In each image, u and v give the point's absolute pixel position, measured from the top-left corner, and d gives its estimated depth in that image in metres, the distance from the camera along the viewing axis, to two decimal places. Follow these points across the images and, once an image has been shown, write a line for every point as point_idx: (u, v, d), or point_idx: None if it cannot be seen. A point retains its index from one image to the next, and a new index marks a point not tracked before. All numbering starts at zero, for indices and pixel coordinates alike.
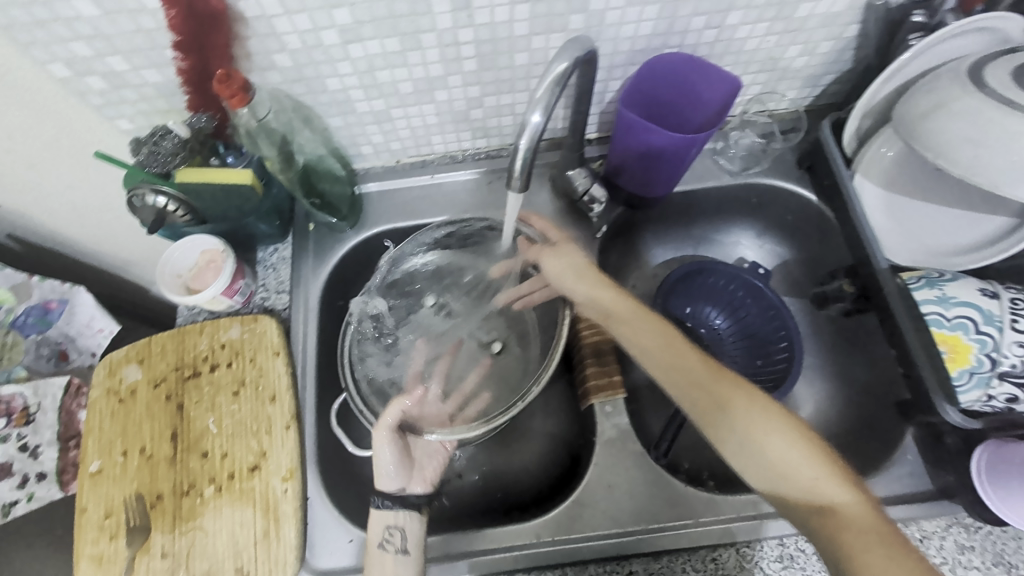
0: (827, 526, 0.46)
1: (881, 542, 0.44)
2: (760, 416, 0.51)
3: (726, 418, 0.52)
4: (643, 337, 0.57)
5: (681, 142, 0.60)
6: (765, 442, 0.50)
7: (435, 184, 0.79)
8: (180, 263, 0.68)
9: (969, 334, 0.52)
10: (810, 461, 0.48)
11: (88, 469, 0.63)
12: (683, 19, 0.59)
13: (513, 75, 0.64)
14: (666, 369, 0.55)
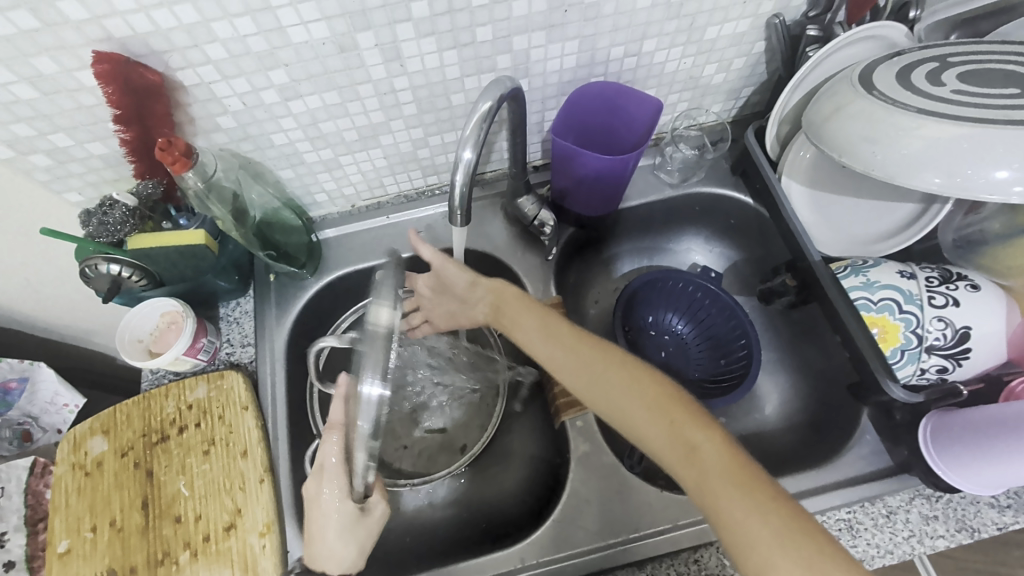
0: (689, 475, 0.48)
1: (733, 484, 0.46)
2: (621, 381, 0.53)
3: (598, 383, 0.55)
4: (522, 322, 0.61)
5: (614, 162, 0.64)
6: (627, 404, 0.53)
7: (392, 224, 0.80)
8: (140, 329, 0.68)
9: (895, 315, 0.56)
10: (675, 412, 0.51)
11: (56, 550, 0.61)
12: (603, 50, 0.64)
13: (453, 114, 0.68)
14: (543, 348, 0.59)
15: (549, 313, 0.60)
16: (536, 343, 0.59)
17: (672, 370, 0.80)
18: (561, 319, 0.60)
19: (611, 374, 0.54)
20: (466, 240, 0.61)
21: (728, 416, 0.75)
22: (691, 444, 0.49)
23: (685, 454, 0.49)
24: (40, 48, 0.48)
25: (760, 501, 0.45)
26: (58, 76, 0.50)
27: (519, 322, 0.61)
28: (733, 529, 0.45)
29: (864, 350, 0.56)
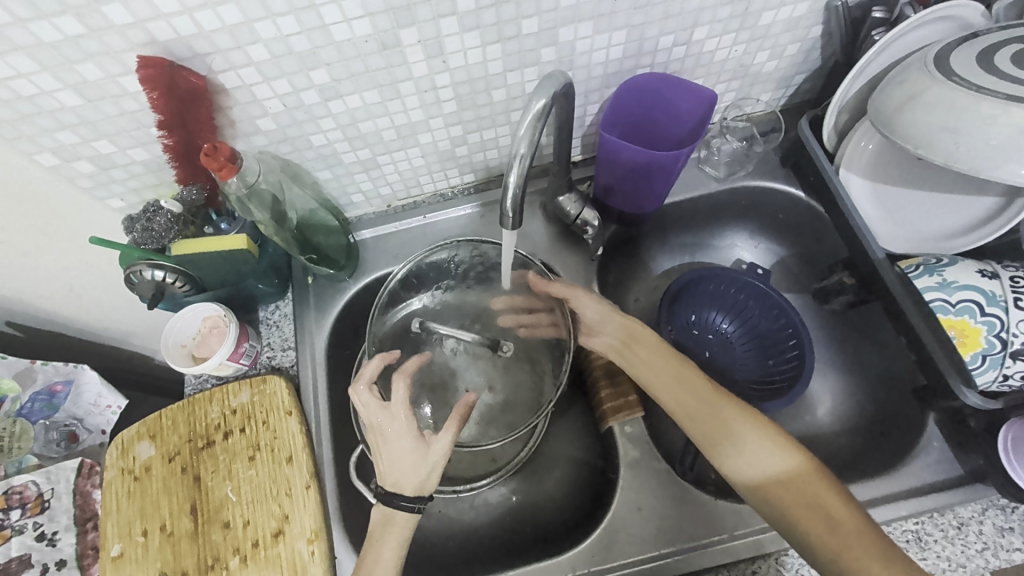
0: (829, 545, 0.50)
1: (877, 558, 0.48)
2: (765, 442, 0.54)
3: (736, 438, 0.55)
4: (654, 364, 0.60)
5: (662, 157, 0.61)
6: (770, 466, 0.53)
7: (429, 224, 0.79)
8: (183, 333, 0.68)
9: (976, 318, 0.52)
10: (817, 481, 0.52)
11: (109, 554, 0.62)
12: (651, 39, 0.61)
13: (493, 110, 0.66)
14: (676, 394, 0.58)
15: (681, 362, 0.60)
16: (665, 384, 0.59)
17: (718, 370, 0.78)
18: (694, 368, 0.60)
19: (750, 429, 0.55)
20: (514, 244, 0.59)
21: (778, 418, 0.72)
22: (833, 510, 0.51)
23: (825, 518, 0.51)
24: (86, 54, 0.47)
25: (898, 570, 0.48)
26: (102, 82, 0.50)
27: (646, 357, 0.61)
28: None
29: (939, 356, 0.54)
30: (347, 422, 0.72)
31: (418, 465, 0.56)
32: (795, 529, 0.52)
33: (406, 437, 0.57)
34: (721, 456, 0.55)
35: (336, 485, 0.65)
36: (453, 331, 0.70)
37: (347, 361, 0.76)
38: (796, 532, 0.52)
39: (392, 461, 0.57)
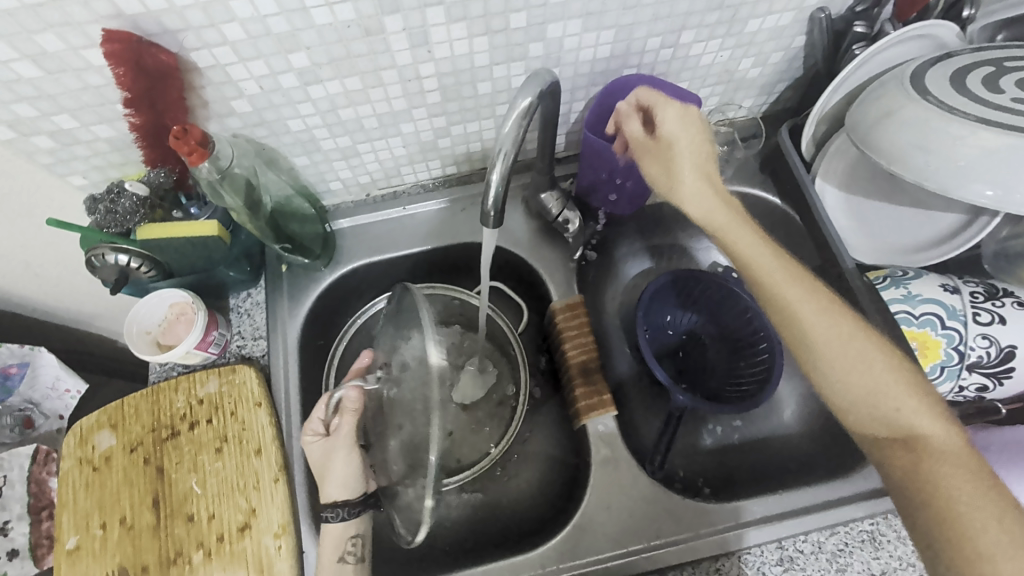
0: (913, 465, 0.44)
1: (979, 486, 0.42)
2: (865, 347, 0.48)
3: (835, 341, 0.49)
4: (746, 246, 0.53)
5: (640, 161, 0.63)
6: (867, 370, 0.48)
7: (407, 215, 0.78)
8: (148, 320, 0.65)
9: (937, 330, 0.55)
10: (918, 398, 0.46)
11: (64, 547, 0.60)
12: (639, 40, 0.60)
13: (477, 103, 0.65)
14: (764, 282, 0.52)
15: (794, 279, 0.51)
16: (758, 264, 0.52)
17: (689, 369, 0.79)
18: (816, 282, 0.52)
19: (864, 354, 0.48)
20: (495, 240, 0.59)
21: (745, 419, 0.74)
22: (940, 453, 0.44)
23: (914, 459, 0.45)
24: (46, 24, 0.44)
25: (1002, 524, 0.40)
26: (64, 54, 0.47)
27: (762, 255, 0.52)
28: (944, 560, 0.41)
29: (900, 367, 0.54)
30: None
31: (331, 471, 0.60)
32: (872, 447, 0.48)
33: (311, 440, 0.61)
34: (811, 369, 0.50)
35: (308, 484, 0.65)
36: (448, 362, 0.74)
37: (320, 352, 0.75)
38: (878, 452, 0.47)
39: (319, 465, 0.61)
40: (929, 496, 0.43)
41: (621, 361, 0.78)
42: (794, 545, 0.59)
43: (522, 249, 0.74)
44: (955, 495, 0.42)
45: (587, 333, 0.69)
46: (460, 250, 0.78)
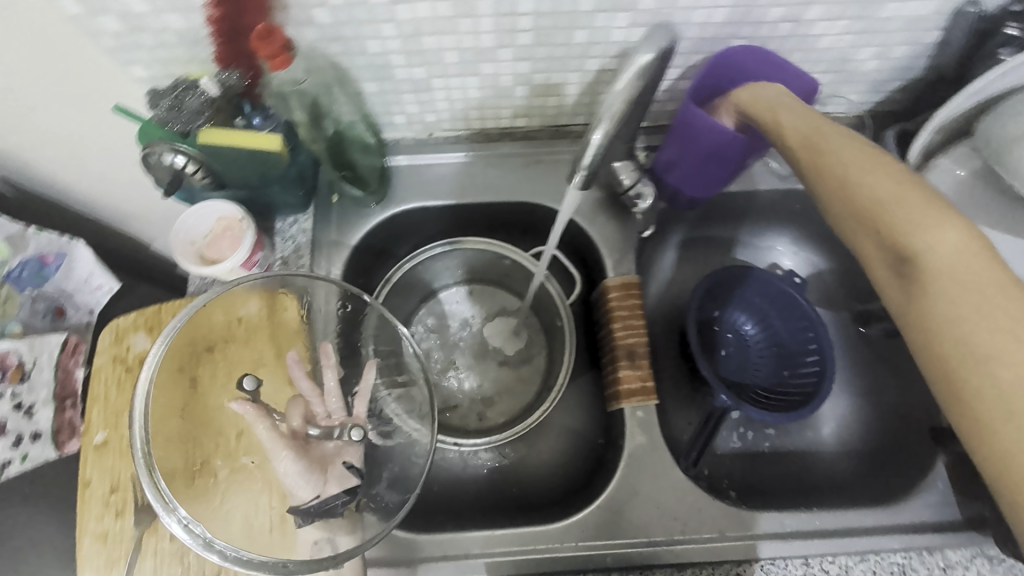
0: (915, 277, 0.43)
1: (977, 295, 0.40)
2: (868, 170, 0.47)
3: (844, 179, 0.48)
4: (764, 103, 0.54)
5: (685, 122, 0.59)
6: (870, 194, 0.46)
7: (468, 163, 0.73)
8: (195, 230, 0.63)
9: None
10: (925, 212, 0.44)
11: (92, 441, 0.60)
12: (760, 9, 0.54)
13: (568, 53, 0.59)
14: (779, 131, 0.53)
15: (819, 127, 0.51)
16: (775, 116, 0.53)
17: (733, 370, 0.76)
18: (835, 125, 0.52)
19: (879, 183, 0.46)
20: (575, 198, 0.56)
21: (779, 428, 0.72)
22: (937, 274, 0.41)
23: (910, 284, 0.43)
24: None
25: (999, 333, 0.38)
26: None
27: (779, 109, 0.53)
28: (951, 395, 0.40)
29: None
30: None
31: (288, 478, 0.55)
32: (883, 274, 0.46)
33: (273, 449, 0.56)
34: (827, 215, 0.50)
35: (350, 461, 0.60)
36: (478, 322, 0.78)
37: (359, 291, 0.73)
38: (883, 281, 0.46)
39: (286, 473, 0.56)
40: (922, 318, 0.42)
41: (664, 349, 0.75)
42: (819, 564, 0.58)
43: (583, 217, 0.70)
44: (944, 315, 0.41)
45: (638, 315, 0.66)
46: (515, 208, 0.74)
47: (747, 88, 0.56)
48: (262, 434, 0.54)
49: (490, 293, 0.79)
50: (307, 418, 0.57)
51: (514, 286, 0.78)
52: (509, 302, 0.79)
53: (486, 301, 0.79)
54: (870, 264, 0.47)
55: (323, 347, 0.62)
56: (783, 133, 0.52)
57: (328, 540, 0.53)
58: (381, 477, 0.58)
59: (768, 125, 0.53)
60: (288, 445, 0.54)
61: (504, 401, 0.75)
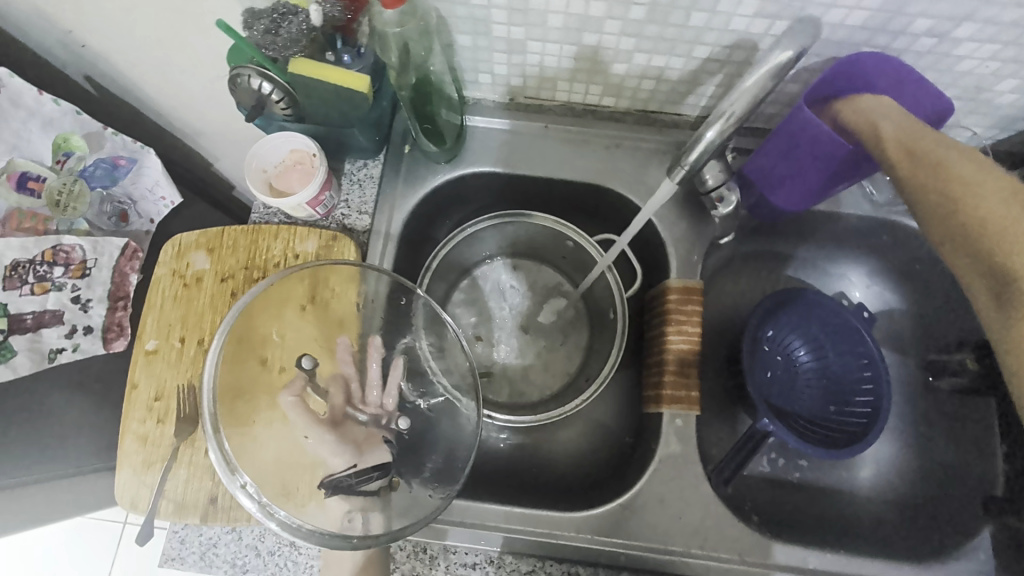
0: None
1: None
2: (980, 190, 0.44)
3: (951, 200, 0.45)
4: (861, 116, 0.50)
5: (793, 120, 0.54)
6: (980, 218, 0.43)
7: (545, 135, 0.71)
8: (269, 158, 0.63)
9: None
10: None
11: (144, 347, 0.62)
12: (905, 18, 0.49)
13: (679, 35, 0.56)
14: (877, 146, 0.49)
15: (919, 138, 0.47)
16: (872, 131, 0.49)
17: (776, 394, 0.73)
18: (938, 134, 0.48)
19: (991, 203, 0.43)
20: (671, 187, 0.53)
21: (813, 462, 0.69)
22: None
23: (1013, 316, 0.42)
24: None
25: None
26: None
27: (879, 121, 0.49)
28: None
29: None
30: None
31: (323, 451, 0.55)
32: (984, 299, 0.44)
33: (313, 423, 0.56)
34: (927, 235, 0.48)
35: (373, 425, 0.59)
36: (525, 298, 0.77)
37: (414, 247, 0.71)
38: (985, 309, 0.44)
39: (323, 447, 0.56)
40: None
41: (709, 360, 0.73)
42: None
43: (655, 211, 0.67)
44: None
45: (695, 323, 0.63)
46: (585, 189, 0.71)
47: (847, 101, 0.52)
48: (292, 406, 0.56)
49: (541, 271, 0.78)
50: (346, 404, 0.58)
51: (568, 267, 0.76)
52: (559, 283, 0.77)
53: (535, 278, 0.78)
54: (971, 288, 0.45)
55: (370, 341, 0.62)
56: (881, 145, 0.48)
57: (360, 512, 0.51)
58: (418, 467, 0.56)
59: (866, 138, 0.50)
60: (323, 423, 0.56)
61: (540, 383, 0.73)
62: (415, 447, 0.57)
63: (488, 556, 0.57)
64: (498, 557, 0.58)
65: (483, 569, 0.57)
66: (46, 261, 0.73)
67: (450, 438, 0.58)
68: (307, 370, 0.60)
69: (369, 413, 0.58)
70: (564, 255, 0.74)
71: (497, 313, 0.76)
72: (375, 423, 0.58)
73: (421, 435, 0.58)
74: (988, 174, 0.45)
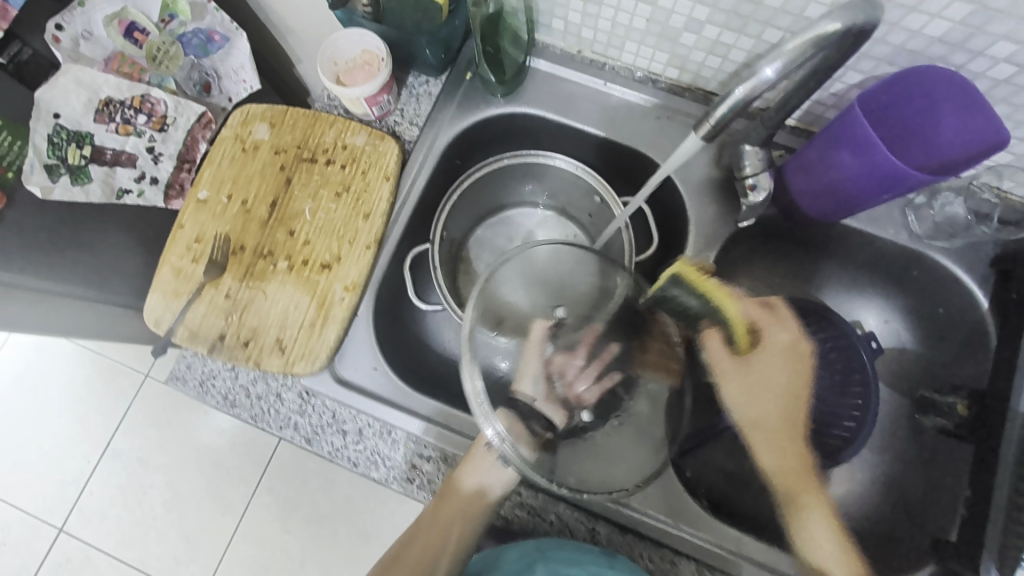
0: (767, 433, 0.52)
1: (781, 435, 0.52)
2: (749, 387, 0.53)
3: (756, 408, 0.53)
4: (750, 386, 0.53)
5: (840, 118, 0.54)
6: (754, 404, 0.53)
7: (602, 92, 0.72)
8: (342, 53, 0.67)
9: None
10: (784, 421, 0.52)
11: (196, 195, 0.68)
12: (986, 38, 0.48)
13: (754, 14, 0.56)
14: (747, 385, 0.53)
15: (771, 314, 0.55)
16: (746, 389, 0.53)
17: None
18: (779, 336, 0.54)
19: (770, 403, 0.53)
20: (689, 148, 0.54)
21: None
22: (772, 432, 0.52)
23: (771, 437, 0.52)
24: None
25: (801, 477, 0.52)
26: None
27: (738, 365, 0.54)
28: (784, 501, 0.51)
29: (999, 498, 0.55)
30: (424, 222, 0.73)
31: (529, 377, 0.63)
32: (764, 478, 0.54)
33: (536, 360, 0.64)
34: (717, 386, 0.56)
35: (369, 314, 0.66)
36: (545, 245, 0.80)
37: (453, 172, 0.75)
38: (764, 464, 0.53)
39: (529, 376, 0.63)
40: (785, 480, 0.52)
41: None
42: None
43: (688, 187, 0.68)
44: (778, 462, 0.52)
45: None
46: (627, 154, 0.73)
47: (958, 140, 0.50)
48: (539, 333, 0.66)
49: (566, 224, 0.80)
50: (550, 368, 0.64)
51: (590, 226, 0.78)
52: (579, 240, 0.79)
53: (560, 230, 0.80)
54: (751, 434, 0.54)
55: (606, 348, 0.64)
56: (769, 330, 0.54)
57: (514, 436, 0.58)
58: (575, 453, 0.60)
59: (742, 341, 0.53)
60: (547, 367, 0.64)
61: None
62: (583, 441, 0.61)
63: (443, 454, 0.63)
64: (453, 458, 0.63)
65: (437, 465, 0.63)
66: (133, 107, 0.81)
67: (615, 463, 0.60)
68: (556, 319, 0.67)
69: (567, 391, 0.63)
70: (591, 214, 0.77)
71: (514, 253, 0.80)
72: (569, 403, 0.62)
73: (596, 439, 0.61)
74: (791, 367, 0.53)
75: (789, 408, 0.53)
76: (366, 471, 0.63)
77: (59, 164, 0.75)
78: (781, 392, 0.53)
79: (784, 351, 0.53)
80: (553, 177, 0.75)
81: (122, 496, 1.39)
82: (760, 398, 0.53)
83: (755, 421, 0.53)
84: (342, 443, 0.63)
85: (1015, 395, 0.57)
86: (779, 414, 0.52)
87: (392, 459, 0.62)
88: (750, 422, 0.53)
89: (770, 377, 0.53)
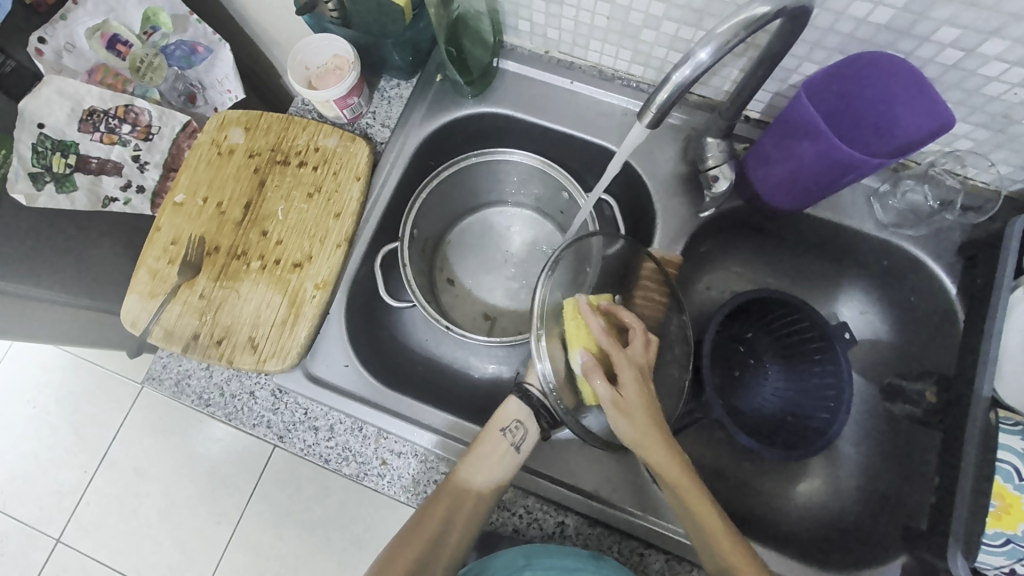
0: (659, 441, 0.52)
1: (666, 441, 0.53)
2: (635, 401, 0.53)
3: (642, 424, 0.52)
4: (629, 404, 0.53)
5: (789, 108, 0.55)
6: (639, 423, 0.52)
7: (570, 91, 0.74)
8: (312, 58, 0.69)
9: (1015, 484, 0.50)
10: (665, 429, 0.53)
11: (173, 199, 0.70)
12: (928, 23, 0.48)
13: (707, 8, 0.57)
14: (627, 404, 0.53)
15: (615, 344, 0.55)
16: (627, 409, 0.53)
17: (736, 394, 0.73)
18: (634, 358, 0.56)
19: (651, 416, 0.53)
20: (637, 138, 0.56)
21: (754, 462, 0.70)
22: (661, 443, 0.52)
23: (661, 444, 0.52)
24: None
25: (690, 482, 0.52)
26: None
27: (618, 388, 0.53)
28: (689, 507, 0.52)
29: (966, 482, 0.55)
30: (396, 221, 0.74)
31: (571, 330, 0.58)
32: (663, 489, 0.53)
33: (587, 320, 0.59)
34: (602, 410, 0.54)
35: (341, 312, 0.67)
36: (522, 244, 0.81)
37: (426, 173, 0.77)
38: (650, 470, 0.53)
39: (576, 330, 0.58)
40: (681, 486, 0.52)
41: None
42: None
43: (655, 181, 0.69)
44: (674, 465, 0.52)
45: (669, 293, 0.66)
46: (596, 151, 0.74)
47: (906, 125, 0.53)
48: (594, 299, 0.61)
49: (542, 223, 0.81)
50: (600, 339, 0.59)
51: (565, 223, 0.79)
52: (555, 238, 0.80)
53: (537, 229, 0.81)
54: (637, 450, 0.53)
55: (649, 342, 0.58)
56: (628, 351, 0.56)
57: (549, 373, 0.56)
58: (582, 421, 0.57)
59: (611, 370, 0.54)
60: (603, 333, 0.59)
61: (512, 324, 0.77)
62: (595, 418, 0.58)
63: (414, 450, 0.63)
64: (423, 453, 0.63)
65: (408, 460, 0.63)
66: (117, 116, 0.83)
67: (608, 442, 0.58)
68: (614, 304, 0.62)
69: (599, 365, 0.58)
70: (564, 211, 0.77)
71: (490, 252, 0.81)
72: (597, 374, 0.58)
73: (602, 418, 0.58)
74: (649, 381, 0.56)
75: (655, 422, 0.53)
76: (337, 467, 0.63)
77: (44, 172, 0.75)
78: (652, 408, 0.54)
79: (638, 373, 0.55)
80: (524, 174, 0.75)
81: (117, 505, 1.40)
82: (640, 415, 0.53)
83: (640, 436, 0.52)
84: (313, 440, 0.63)
85: (978, 379, 0.57)
86: (655, 425, 0.53)
87: (362, 454, 0.62)
88: (638, 438, 0.52)
89: (628, 399, 0.53)
